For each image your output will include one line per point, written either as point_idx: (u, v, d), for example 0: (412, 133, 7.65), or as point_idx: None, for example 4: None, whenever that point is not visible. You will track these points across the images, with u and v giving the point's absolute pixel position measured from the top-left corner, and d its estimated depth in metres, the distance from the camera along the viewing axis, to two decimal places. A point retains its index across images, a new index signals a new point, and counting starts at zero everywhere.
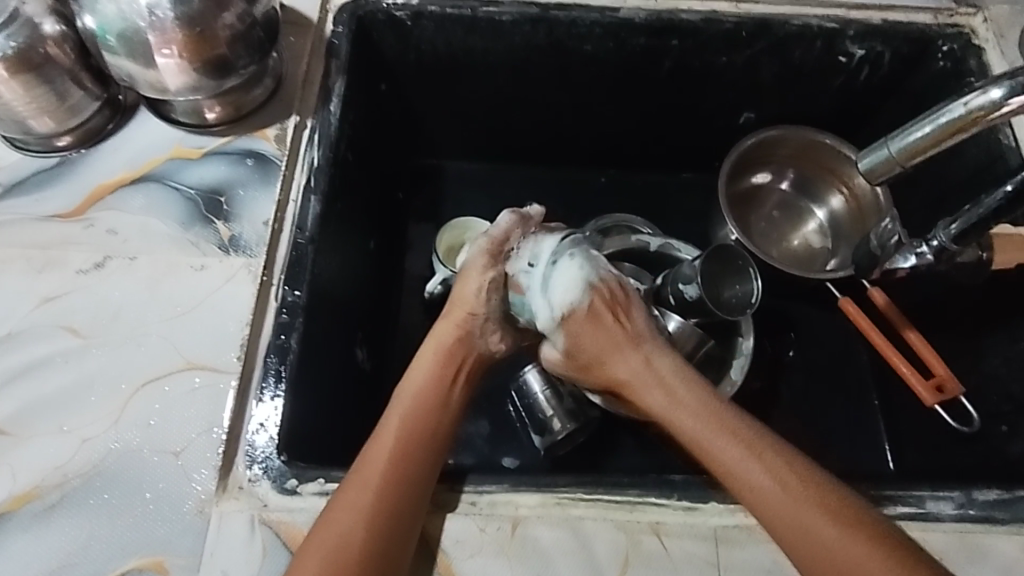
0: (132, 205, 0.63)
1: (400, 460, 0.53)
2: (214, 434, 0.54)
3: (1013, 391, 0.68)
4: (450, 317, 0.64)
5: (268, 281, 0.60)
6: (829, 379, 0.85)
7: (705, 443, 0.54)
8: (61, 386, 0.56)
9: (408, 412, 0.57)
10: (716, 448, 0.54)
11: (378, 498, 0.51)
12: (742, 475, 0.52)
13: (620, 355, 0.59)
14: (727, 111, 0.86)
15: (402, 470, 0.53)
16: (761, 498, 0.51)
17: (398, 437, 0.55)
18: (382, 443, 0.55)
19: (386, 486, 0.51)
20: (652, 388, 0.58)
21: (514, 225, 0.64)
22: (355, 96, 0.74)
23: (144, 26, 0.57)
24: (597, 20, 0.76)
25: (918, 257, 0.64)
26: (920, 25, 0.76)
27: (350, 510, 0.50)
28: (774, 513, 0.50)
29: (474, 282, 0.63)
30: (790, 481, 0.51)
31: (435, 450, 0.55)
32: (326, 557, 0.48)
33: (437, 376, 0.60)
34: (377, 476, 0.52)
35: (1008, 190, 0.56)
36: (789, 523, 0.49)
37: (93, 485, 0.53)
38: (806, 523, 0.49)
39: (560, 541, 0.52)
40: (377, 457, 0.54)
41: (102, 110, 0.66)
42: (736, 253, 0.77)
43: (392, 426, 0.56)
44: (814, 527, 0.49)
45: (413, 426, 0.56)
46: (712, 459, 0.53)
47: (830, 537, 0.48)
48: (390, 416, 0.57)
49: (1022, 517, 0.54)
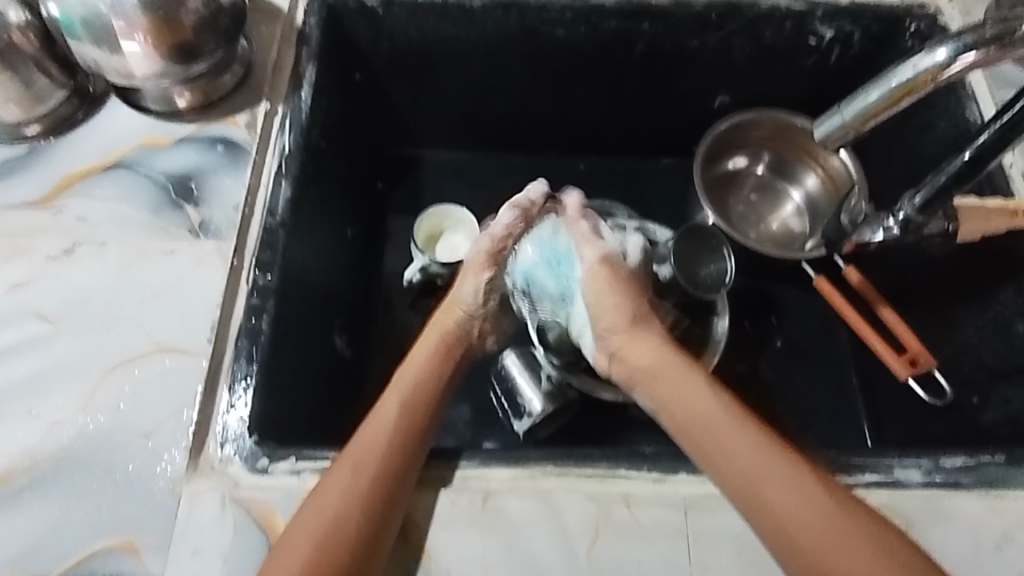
0: (101, 192, 0.63)
1: (393, 444, 0.54)
2: (185, 416, 0.55)
3: (985, 361, 0.69)
4: (448, 312, 0.64)
5: (239, 265, 0.60)
6: (808, 357, 0.85)
7: (713, 440, 0.53)
8: (29, 371, 0.56)
9: (408, 396, 0.58)
10: (723, 443, 0.52)
11: (371, 482, 0.51)
12: (747, 474, 0.51)
13: (642, 341, 0.60)
14: (701, 95, 0.87)
15: (397, 455, 0.53)
16: (761, 497, 0.50)
17: (395, 422, 0.55)
18: (381, 425, 0.55)
19: (382, 468, 0.52)
20: (665, 379, 0.58)
21: (513, 222, 0.64)
22: (328, 83, 0.74)
23: (106, 11, 0.57)
24: (566, 5, 0.76)
25: (886, 231, 0.64)
26: (889, 5, 0.76)
27: (343, 495, 0.50)
28: (773, 513, 0.49)
29: (470, 285, 0.64)
30: (794, 481, 0.50)
31: (427, 435, 0.55)
32: (319, 537, 0.48)
33: (433, 365, 0.61)
34: (372, 458, 0.52)
35: (965, 157, 0.57)
36: (790, 525, 0.48)
37: (63, 468, 0.53)
38: (808, 527, 0.48)
39: (530, 512, 0.52)
40: (374, 439, 0.54)
41: (71, 99, 0.66)
42: (710, 232, 0.78)
43: (391, 410, 0.56)
44: (815, 530, 0.48)
45: (409, 411, 0.57)
46: (716, 454, 0.52)
47: (833, 539, 0.47)
48: (389, 399, 0.58)
49: (987, 481, 0.55)
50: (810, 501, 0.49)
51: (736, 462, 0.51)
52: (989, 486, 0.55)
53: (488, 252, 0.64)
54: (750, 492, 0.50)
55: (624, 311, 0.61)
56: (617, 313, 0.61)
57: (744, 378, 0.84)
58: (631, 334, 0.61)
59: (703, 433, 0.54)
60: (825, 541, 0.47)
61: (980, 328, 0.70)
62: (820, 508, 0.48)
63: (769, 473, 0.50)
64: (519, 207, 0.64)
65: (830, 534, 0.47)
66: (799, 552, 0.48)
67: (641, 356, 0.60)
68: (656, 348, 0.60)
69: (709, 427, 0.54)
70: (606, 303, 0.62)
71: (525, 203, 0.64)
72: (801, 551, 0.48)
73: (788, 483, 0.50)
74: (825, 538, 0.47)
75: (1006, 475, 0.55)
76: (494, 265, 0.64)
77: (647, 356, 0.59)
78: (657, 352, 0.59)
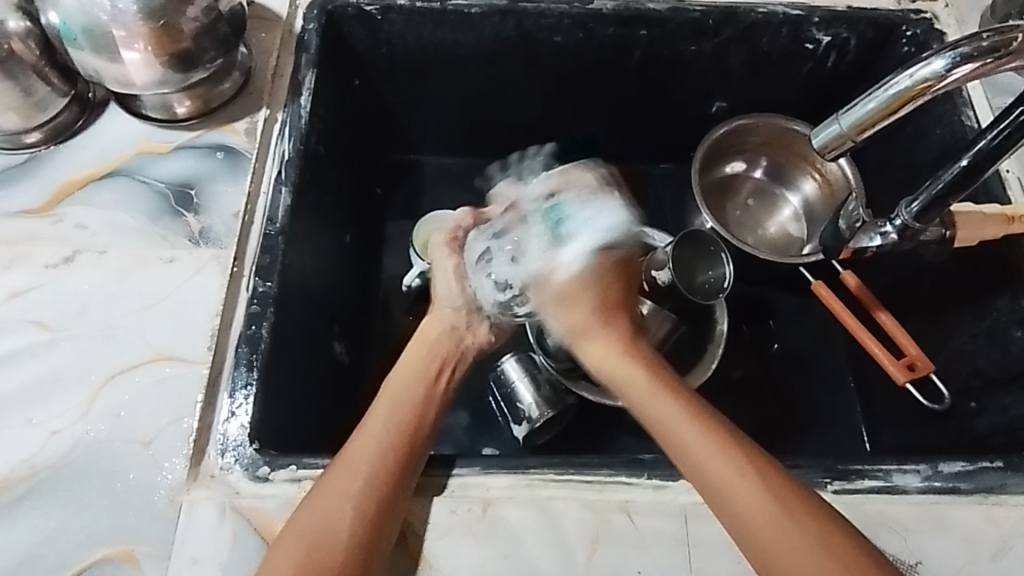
0: (101, 200, 0.63)
1: (387, 443, 0.55)
2: (184, 424, 0.55)
3: (980, 367, 0.69)
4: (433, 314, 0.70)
5: (239, 272, 0.60)
6: (805, 362, 0.86)
7: (674, 441, 0.56)
8: (27, 380, 0.56)
9: (400, 404, 0.59)
10: (682, 446, 0.55)
11: (365, 486, 0.51)
12: (703, 468, 0.53)
13: (600, 344, 0.67)
14: (698, 101, 0.87)
15: (390, 459, 0.54)
16: (723, 494, 0.52)
17: (391, 428, 0.57)
18: (374, 427, 0.57)
19: (377, 473, 0.52)
20: (626, 382, 0.64)
21: (465, 220, 0.73)
22: (326, 89, 0.74)
23: (106, 20, 0.57)
24: (565, 11, 0.77)
25: (883, 236, 0.65)
26: (884, 11, 0.77)
27: (339, 499, 0.51)
28: (736, 508, 0.51)
29: (442, 275, 0.71)
30: (752, 476, 0.52)
31: (423, 442, 0.57)
32: (313, 541, 0.49)
33: (425, 372, 0.63)
34: (366, 457, 0.54)
35: (963, 164, 0.57)
36: (750, 519, 0.50)
37: (61, 476, 0.53)
38: (766, 520, 0.50)
39: (529, 520, 0.53)
40: (366, 439, 0.55)
41: (70, 106, 0.66)
42: (708, 237, 0.77)
43: (384, 418, 0.58)
44: (772, 522, 0.50)
45: (400, 414, 0.58)
46: (677, 451, 0.55)
47: (791, 533, 0.49)
48: (382, 407, 0.59)
49: (985, 487, 0.55)
50: (766, 496, 0.51)
51: (694, 458, 0.54)
52: (986, 492, 0.55)
53: (448, 246, 0.72)
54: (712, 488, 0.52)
55: (582, 314, 0.69)
56: (577, 314, 0.69)
57: (742, 383, 0.84)
58: (590, 339, 0.68)
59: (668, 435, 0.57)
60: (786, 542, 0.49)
61: (976, 334, 0.70)
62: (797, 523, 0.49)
63: (726, 469, 0.53)
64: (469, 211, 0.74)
65: (789, 529, 0.49)
66: (759, 547, 0.50)
67: (598, 358, 0.67)
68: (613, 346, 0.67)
69: (671, 429, 0.57)
70: (570, 308, 0.69)
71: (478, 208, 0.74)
72: (761, 543, 0.50)
73: (745, 478, 0.52)
74: (783, 532, 0.49)
75: (1002, 481, 0.55)
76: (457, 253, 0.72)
77: (604, 355, 0.67)
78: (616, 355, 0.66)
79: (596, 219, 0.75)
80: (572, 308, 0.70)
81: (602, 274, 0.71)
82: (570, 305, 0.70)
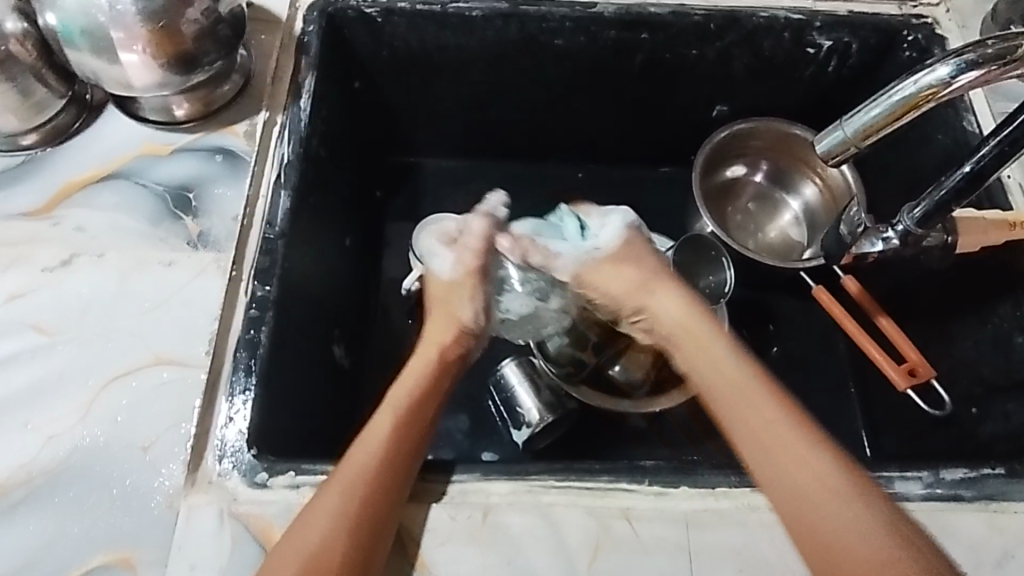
0: (99, 203, 0.63)
1: (386, 460, 0.52)
2: (183, 429, 0.54)
3: (982, 373, 0.69)
4: (444, 329, 0.65)
5: (238, 277, 0.60)
6: (806, 367, 0.85)
7: (740, 397, 0.54)
8: (26, 383, 0.56)
9: (401, 413, 0.56)
10: (746, 409, 0.53)
11: (358, 504, 0.49)
12: (760, 438, 0.51)
13: (665, 305, 0.61)
14: (700, 105, 0.87)
15: (385, 475, 0.51)
16: (776, 457, 0.50)
17: (388, 440, 0.54)
18: (376, 437, 0.54)
19: (370, 490, 0.50)
20: (699, 330, 0.59)
21: (487, 226, 0.68)
22: (327, 92, 0.74)
23: (106, 21, 0.57)
24: (567, 15, 0.76)
25: (885, 242, 0.64)
26: (887, 16, 0.77)
27: (330, 517, 0.49)
28: (789, 473, 0.49)
29: (466, 304, 0.65)
30: (811, 450, 0.50)
31: (418, 454, 0.54)
32: (306, 558, 0.47)
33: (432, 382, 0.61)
34: (361, 478, 0.51)
35: (966, 170, 0.56)
36: (796, 490, 0.49)
37: (59, 481, 0.53)
38: (816, 490, 0.48)
39: (530, 527, 0.52)
40: (363, 457, 0.52)
41: (69, 108, 0.66)
42: (710, 243, 0.80)
43: (382, 429, 0.55)
44: (824, 499, 0.48)
45: (403, 426, 0.55)
46: (742, 410, 0.53)
47: (837, 515, 0.47)
48: (382, 415, 0.56)
49: (988, 494, 0.55)
50: (824, 471, 0.49)
51: (756, 412, 0.52)
52: (989, 499, 0.55)
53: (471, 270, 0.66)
54: (770, 450, 0.51)
55: (636, 278, 0.63)
56: (626, 273, 0.64)
57: None
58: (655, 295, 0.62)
59: (731, 387, 0.54)
60: (843, 523, 0.47)
61: (979, 341, 0.70)
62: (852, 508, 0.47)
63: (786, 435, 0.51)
64: (493, 216, 0.69)
65: (840, 510, 0.47)
66: (805, 523, 0.48)
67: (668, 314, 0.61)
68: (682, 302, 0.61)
69: (729, 385, 0.55)
70: (613, 272, 0.64)
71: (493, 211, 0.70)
72: (804, 519, 0.48)
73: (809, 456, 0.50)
74: (833, 509, 0.47)
75: (1006, 489, 0.55)
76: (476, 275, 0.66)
77: (670, 311, 0.61)
78: (681, 316, 0.60)
79: (597, 230, 0.68)
80: (619, 271, 0.64)
81: (641, 256, 0.65)
82: (620, 273, 0.64)
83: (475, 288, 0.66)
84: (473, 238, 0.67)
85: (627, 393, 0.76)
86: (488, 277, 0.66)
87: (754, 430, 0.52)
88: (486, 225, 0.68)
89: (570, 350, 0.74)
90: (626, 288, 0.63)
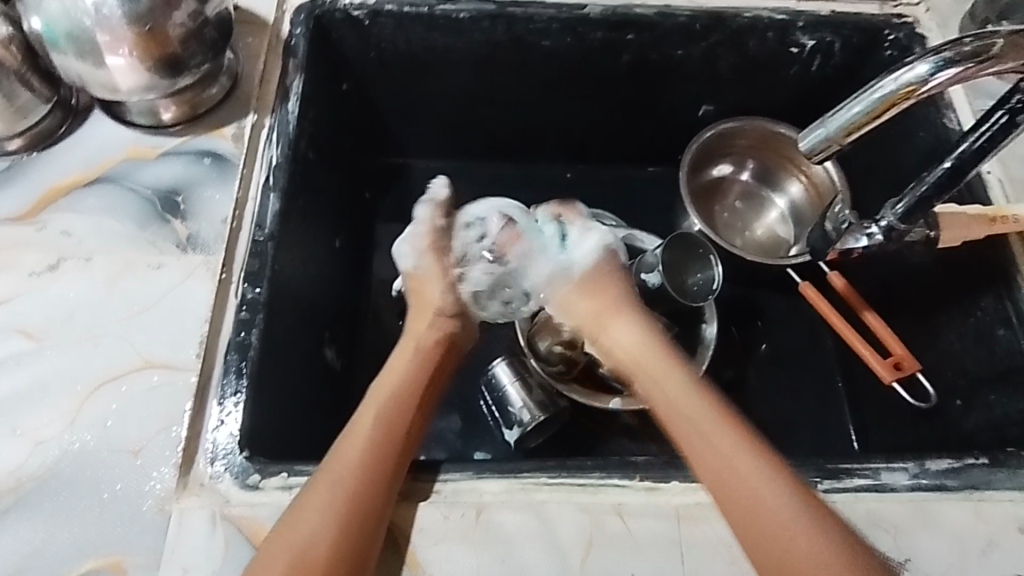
0: (86, 206, 0.63)
1: (373, 455, 0.52)
2: (174, 432, 0.54)
3: (966, 366, 0.70)
4: (422, 317, 0.66)
5: (227, 279, 0.60)
6: (794, 363, 0.86)
7: (706, 429, 0.54)
8: (14, 389, 0.55)
9: (386, 409, 0.57)
10: (707, 441, 0.53)
11: (345, 502, 0.49)
12: (695, 435, 0.54)
13: (625, 336, 0.63)
14: (687, 104, 0.88)
15: (373, 471, 0.51)
16: (740, 492, 0.50)
17: (374, 438, 0.54)
18: (359, 436, 0.54)
19: (358, 488, 0.50)
20: (654, 379, 0.59)
21: (435, 214, 0.71)
22: (314, 95, 0.74)
23: (92, 25, 0.57)
24: (553, 16, 0.77)
25: (869, 238, 0.65)
26: (868, 16, 0.78)
27: (317, 516, 0.49)
28: (760, 518, 0.49)
29: (437, 286, 0.68)
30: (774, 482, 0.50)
31: (407, 449, 0.54)
32: (293, 559, 0.47)
33: (414, 376, 0.60)
34: (349, 473, 0.51)
35: (946, 166, 0.58)
36: (763, 526, 0.49)
37: (47, 487, 0.52)
38: (754, 488, 0.50)
39: (523, 525, 0.53)
40: (348, 456, 0.52)
41: (54, 112, 0.66)
42: (697, 240, 0.78)
43: (365, 426, 0.55)
44: (791, 531, 0.48)
45: (388, 421, 0.55)
46: (706, 453, 0.53)
47: (802, 545, 0.47)
48: (365, 413, 0.56)
49: (972, 483, 0.56)
50: (790, 505, 0.49)
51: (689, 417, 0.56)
52: (974, 488, 0.56)
53: (432, 250, 0.69)
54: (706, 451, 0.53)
55: (596, 310, 0.65)
56: (592, 305, 0.65)
57: (731, 384, 0.85)
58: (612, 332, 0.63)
59: (699, 436, 0.54)
60: (785, 522, 0.49)
61: (962, 334, 0.71)
62: (792, 507, 0.49)
63: (754, 466, 0.51)
64: (435, 202, 0.72)
65: (809, 539, 0.48)
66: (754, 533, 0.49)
67: (622, 348, 0.62)
68: (639, 341, 0.62)
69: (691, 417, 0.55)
70: (584, 305, 0.65)
71: (433, 193, 0.73)
72: (773, 550, 0.48)
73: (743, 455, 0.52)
74: (804, 544, 0.48)
75: (988, 478, 0.56)
76: (439, 257, 0.69)
77: (626, 346, 0.62)
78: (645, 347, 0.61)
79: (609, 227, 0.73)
80: (594, 299, 0.65)
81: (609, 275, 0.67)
82: (585, 302, 0.65)
83: (443, 272, 0.68)
84: (423, 225, 0.70)
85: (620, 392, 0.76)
86: (449, 257, 0.69)
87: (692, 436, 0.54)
88: (431, 211, 0.71)
89: (561, 350, 0.75)
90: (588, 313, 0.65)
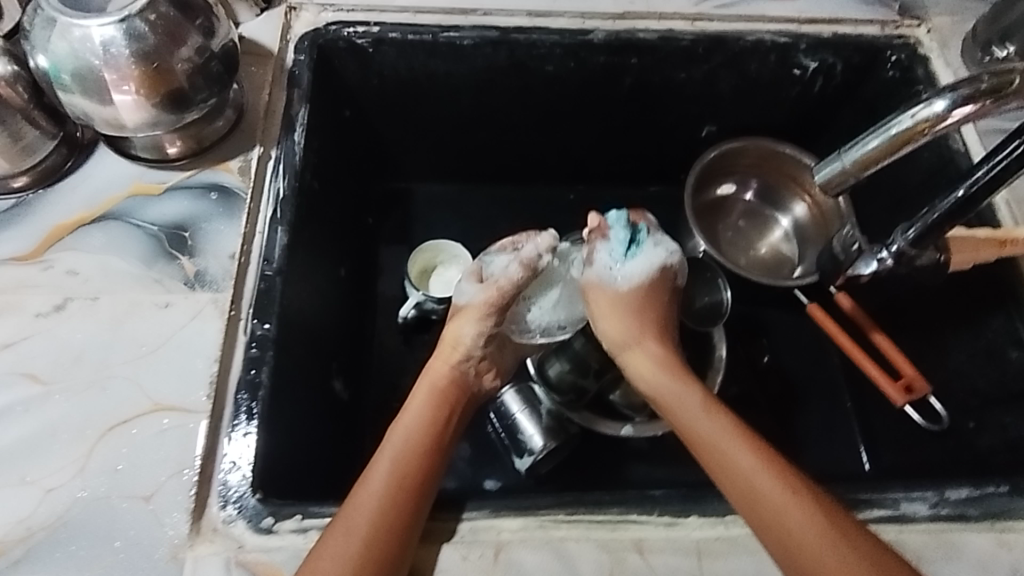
0: (91, 244, 0.62)
1: (392, 494, 0.52)
2: (186, 475, 0.53)
3: (979, 386, 0.70)
4: (443, 354, 0.64)
5: (236, 316, 0.59)
6: (802, 383, 0.86)
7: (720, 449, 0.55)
8: (21, 435, 0.54)
9: (401, 449, 0.56)
10: (730, 461, 0.54)
11: (364, 546, 0.49)
12: (716, 454, 0.55)
13: (642, 353, 0.63)
14: (689, 124, 0.88)
15: (390, 513, 0.51)
16: (765, 509, 0.51)
17: (390, 479, 0.53)
18: (377, 474, 0.54)
19: (374, 531, 0.49)
20: (675, 400, 0.60)
21: (519, 275, 0.63)
22: (319, 124, 0.74)
23: (99, 64, 0.56)
24: (556, 41, 0.77)
25: (879, 262, 0.66)
26: (869, 37, 0.78)
27: (337, 560, 0.48)
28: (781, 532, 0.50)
29: (472, 329, 0.63)
30: (796, 499, 0.51)
31: (425, 490, 0.53)
32: None
33: (429, 415, 0.59)
34: (368, 513, 0.50)
35: (959, 195, 0.58)
36: (795, 544, 0.49)
37: (58, 537, 0.51)
38: (773, 502, 0.51)
39: (543, 564, 0.52)
40: (366, 497, 0.52)
41: (58, 149, 0.65)
42: (705, 264, 0.80)
43: (382, 467, 0.54)
44: (812, 546, 0.49)
45: (403, 462, 0.55)
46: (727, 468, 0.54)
47: (830, 558, 0.49)
48: (380, 457, 0.55)
49: (993, 511, 0.56)
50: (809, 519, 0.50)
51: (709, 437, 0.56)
52: (995, 516, 0.56)
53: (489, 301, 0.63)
54: (725, 469, 0.54)
55: (621, 326, 0.64)
56: (613, 320, 0.64)
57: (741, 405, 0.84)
58: (625, 349, 0.64)
59: (719, 454, 0.55)
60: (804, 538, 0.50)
61: (973, 354, 0.71)
62: (812, 524, 0.50)
63: (768, 481, 0.53)
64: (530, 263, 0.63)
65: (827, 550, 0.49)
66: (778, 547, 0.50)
67: (638, 368, 0.63)
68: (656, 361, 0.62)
69: (712, 441, 0.56)
70: (604, 317, 0.64)
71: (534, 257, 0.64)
72: (801, 562, 0.49)
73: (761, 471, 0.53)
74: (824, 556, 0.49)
75: (1007, 505, 0.56)
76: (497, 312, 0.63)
77: (646, 369, 0.62)
78: (657, 369, 0.62)
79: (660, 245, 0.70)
80: (613, 313, 0.64)
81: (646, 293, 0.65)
82: (603, 315, 0.65)
83: (484, 317, 0.63)
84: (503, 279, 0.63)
85: (631, 417, 0.77)
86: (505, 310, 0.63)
87: (711, 456, 0.56)
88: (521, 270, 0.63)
89: (570, 377, 0.74)
90: (609, 326, 0.64)
